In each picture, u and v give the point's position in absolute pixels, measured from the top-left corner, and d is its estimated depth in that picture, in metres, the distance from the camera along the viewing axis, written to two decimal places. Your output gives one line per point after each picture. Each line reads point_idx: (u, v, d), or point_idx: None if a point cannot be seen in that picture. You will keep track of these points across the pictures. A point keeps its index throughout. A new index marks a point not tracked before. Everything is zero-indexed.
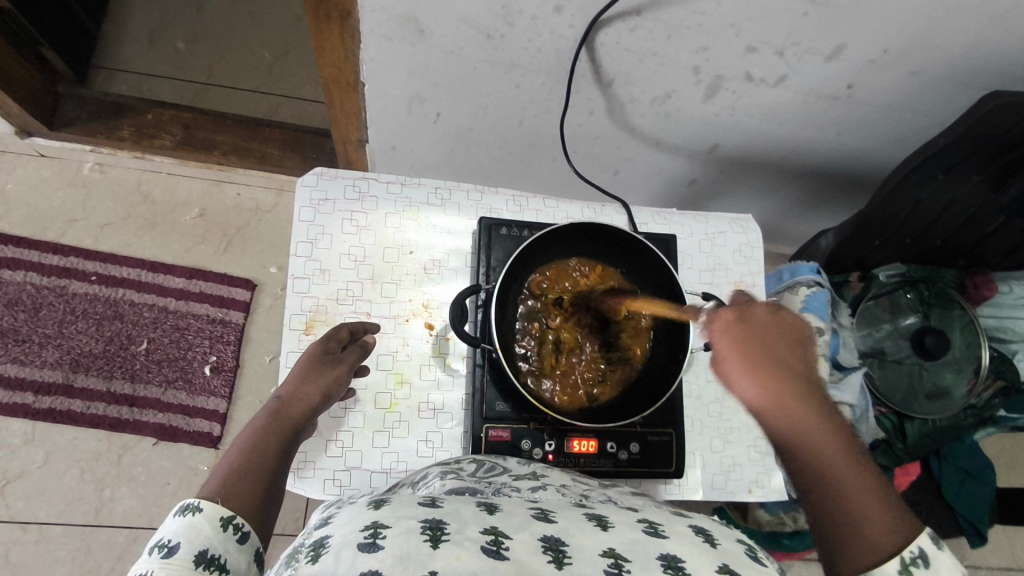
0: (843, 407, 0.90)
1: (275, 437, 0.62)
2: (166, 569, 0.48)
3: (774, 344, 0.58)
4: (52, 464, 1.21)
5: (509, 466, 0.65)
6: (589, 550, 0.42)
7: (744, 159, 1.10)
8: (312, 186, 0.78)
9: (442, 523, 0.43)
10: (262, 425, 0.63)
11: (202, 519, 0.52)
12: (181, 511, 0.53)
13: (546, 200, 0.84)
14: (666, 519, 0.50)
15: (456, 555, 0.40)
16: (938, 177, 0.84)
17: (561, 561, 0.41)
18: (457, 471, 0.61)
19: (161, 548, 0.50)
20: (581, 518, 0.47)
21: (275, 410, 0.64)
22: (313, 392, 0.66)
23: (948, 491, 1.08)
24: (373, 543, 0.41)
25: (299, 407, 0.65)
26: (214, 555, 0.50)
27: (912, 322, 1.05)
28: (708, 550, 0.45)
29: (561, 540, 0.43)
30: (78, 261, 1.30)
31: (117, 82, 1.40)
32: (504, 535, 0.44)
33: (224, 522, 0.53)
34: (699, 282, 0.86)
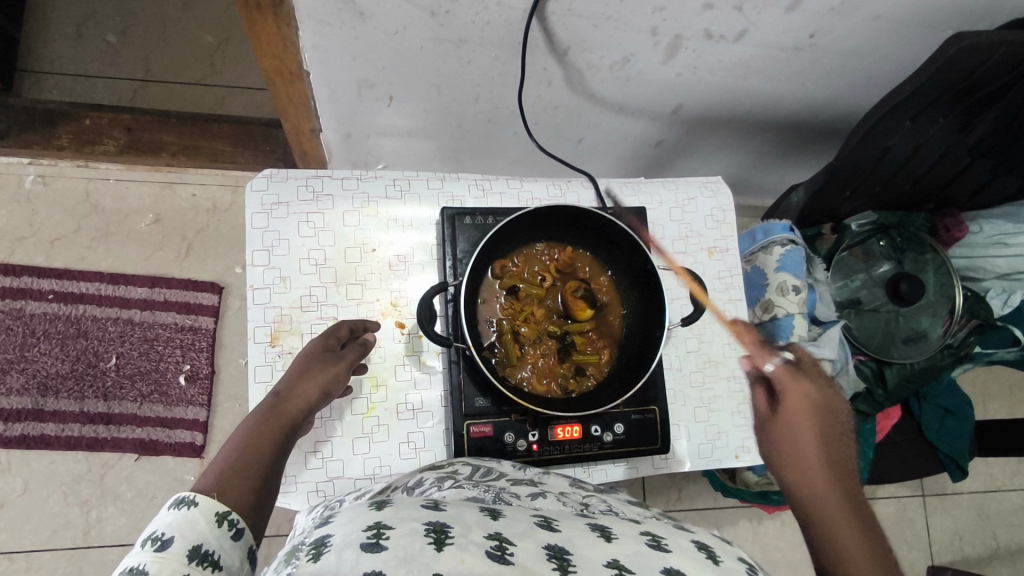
0: (825, 362, 0.88)
1: (271, 430, 0.59)
2: (157, 566, 0.46)
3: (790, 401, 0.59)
4: (32, 491, 1.18)
5: (503, 470, 0.66)
6: (595, 560, 0.44)
7: (709, 117, 1.07)
8: (262, 191, 0.74)
9: (446, 527, 0.45)
10: (259, 418, 0.60)
11: (197, 514, 0.50)
12: (175, 504, 0.51)
13: (509, 181, 0.81)
14: (667, 533, 0.53)
15: (460, 558, 0.41)
16: (904, 125, 0.83)
17: (565, 568, 0.43)
18: (453, 475, 0.61)
19: (154, 541, 0.47)
20: (587, 531, 0.50)
21: (273, 406, 0.61)
22: (312, 388, 0.63)
23: (930, 430, 1.10)
24: (377, 543, 0.42)
25: (299, 404, 0.62)
26: (208, 552, 0.48)
27: (887, 270, 1.05)
28: (709, 565, 0.48)
29: (564, 549, 0.45)
30: (31, 281, 1.24)
31: (47, 86, 1.32)
32: (507, 541, 0.45)
33: (219, 518, 0.50)
34: (672, 252, 0.85)
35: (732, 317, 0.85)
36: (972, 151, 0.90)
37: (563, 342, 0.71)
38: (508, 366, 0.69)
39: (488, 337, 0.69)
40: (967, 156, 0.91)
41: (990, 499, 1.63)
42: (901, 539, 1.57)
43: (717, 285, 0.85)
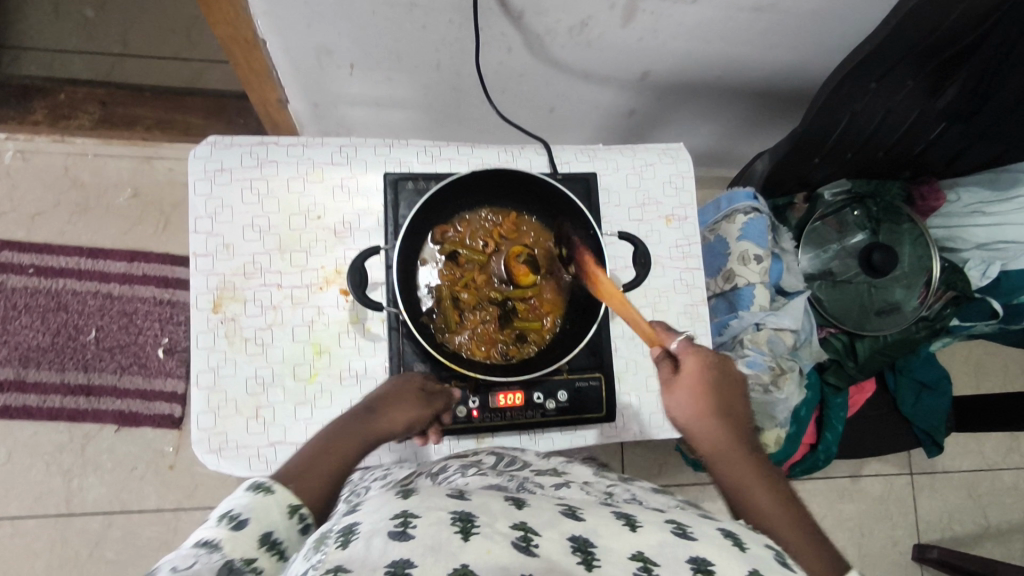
0: (785, 332, 0.87)
1: (358, 438, 0.61)
2: (231, 544, 0.46)
3: (715, 383, 0.62)
4: (16, 460, 1.21)
5: (527, 458, 0.67)
6: (618, 553, 0.41)
7: (679, 84, 1.04)
8: (205, 158, 0.73)
9: (472, 514, 0.41)
10: (348, 425, 0.62)
11: (272, 502, 0.51)
12: (251, 487, 0.52)
13: (459, 147, 0.80)
14: (692, 520, 0.48)
15: (487, 548, 0.38)
16: (870, 87, 0.80)
17: (591, 563, 0.40)
18: (476, 464, 0.61)
19: (231, 519, 0.48)
20: (611, 518, 0.45)
21: (360, 427, 0.62)
22: (399, 421, 0.63)
23: (904, 405, 1.08)
24: (403, 531, 0.38)
25: (389, 424, 0.63)
26: (277, 540, 0.49)
27: (860, 240, 1.03)
28: (736, 552, 0.43)
29: (590, 541, 0.41)
30: (12, 255, 1.26)
31: (25, 62, 1.33)
32: (533, 531, 0.41)
33: (292, 510, 0.51)
34: (628, 219, 0.83)
35: (689, 286, 0.83)
36: (946, 115, 0.86)
37: (505, 309, 0.70)
38: (447, 332, 0.69)
39: (428, 302, 0.69)
40: (939, 121, 0.88)
41: (981, 477, 1.60)
42: (887, 517, 1.55)
43: (674, 254, 0.83)
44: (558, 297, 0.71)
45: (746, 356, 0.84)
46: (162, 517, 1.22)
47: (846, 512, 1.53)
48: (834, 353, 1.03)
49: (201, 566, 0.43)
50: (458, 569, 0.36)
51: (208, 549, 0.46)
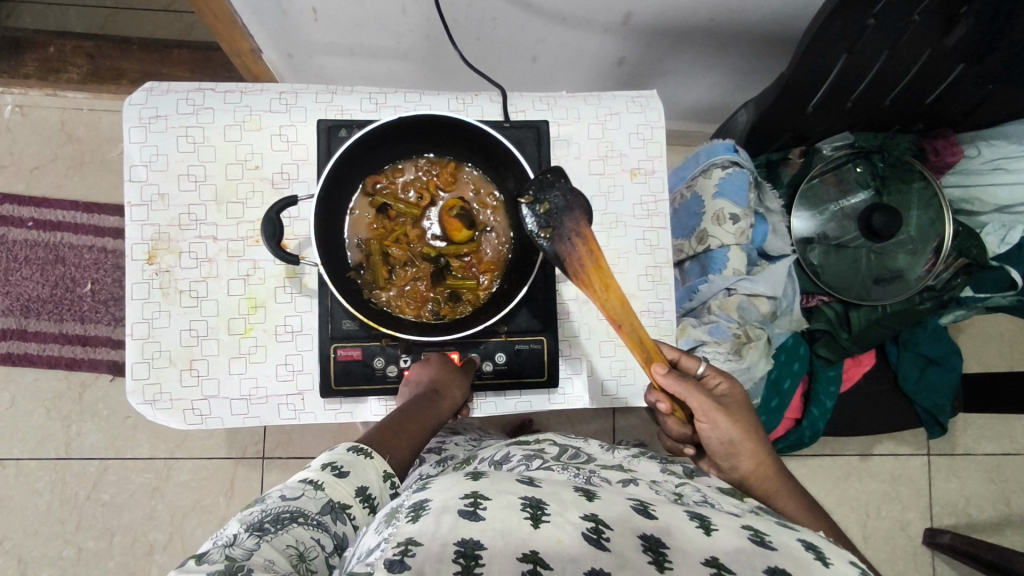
0: (760, 298, 0.81)
1: (428, 415, 0.60)
2: (333, 492, 0.49)
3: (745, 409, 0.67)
4: (19, 405, 1.26)
5: (590, 453, 0.68)
6: (691, 556, 0.41)
7: (667, 28, 0.96)
8: (141, 104, 0.72)
9: (542, 502, 0.43)
10: (416, 402, 0.61)
11: (369, 465, 0.53)
12: (353, 446, 0.54)
13: (406, 95, 0.75)
14: (772, 529, 0.47)
15: (556, 536, 0.40)
16: (867, 23, 0.71)
17: (662, 564, 0.40)
18: (541, 454, 0.64)
19: (334, 468, 0.51)
20: (686, 519, 0.46)
21: (429, 399, 0.61)
22: (458, 395, 0.64)
23: (907, 381, 1.00)
24: (474, 513, 0.41)
25: (452, 403, 0.63)
26: (371, 496, 0.51)
27: (861, 200, 0.93)
28: (817, 567, 0.42)
29: (662, 542, 0.42)
30: (12, 208, 1.29)
31: (22, 16, 1.34)
32: (604, 523, 0.43)
33: (386, 476, 0.54)
34: (589, 173, 0.77)
35: (653, 246, 0.77)
36: (958, 56, 0.76)
37: (438, 266, 0.67)
38: (374, 288, 0.66)
39: (356, 257, 0.66)
40: (954, 63, 0.77)
41: (1009, 462, 1.49)
42: (899, 498, 1.47)
43: (638, 211, 0.77)
44: (498, 255, 0.67)
45: (711, 322, 0.79)
46: (154, 465, 1.27)
47: (854, 492, 1.46)
48: (827, 324, 0.95)
49: (306, 502, 0.48)
50: (527, 554, 0.39)
51: (312, 488, 0.49)
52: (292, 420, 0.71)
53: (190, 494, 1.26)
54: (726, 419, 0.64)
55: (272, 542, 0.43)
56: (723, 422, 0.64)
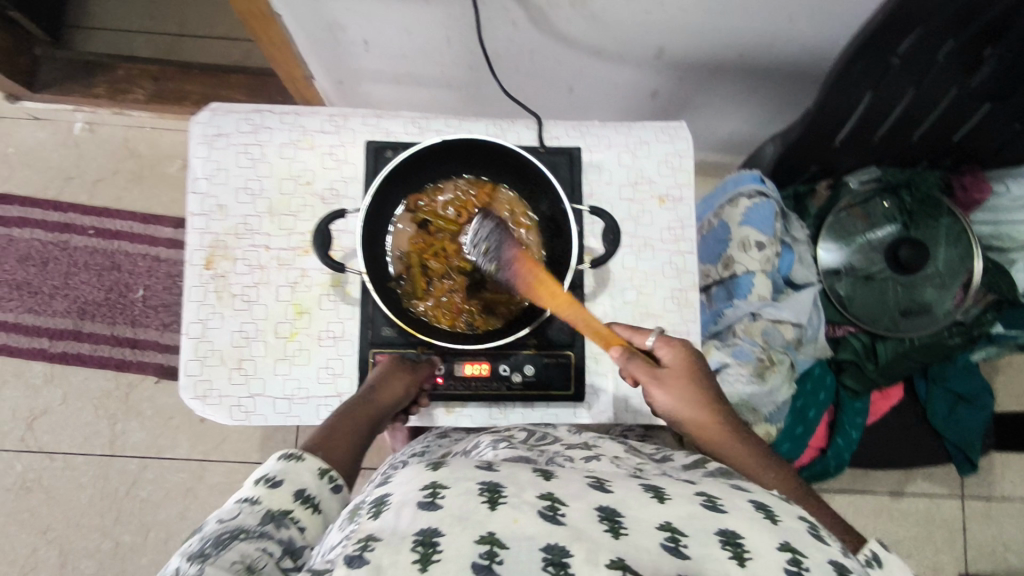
0: (785, 326, 0.83)
1: (365, 413, 0.65)
2: (268, 500, 0.53)
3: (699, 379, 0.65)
4: (70, 402, 1.33)
5: (559, 434, 0.69)
6: (647, 523, 0.42)
7: (699, 63, 0.99)
8: (205, 123, 0.78)
9: (500, 486, 0.44)
10: (353, 404, 0.65)
11: (302, 468, 0.57)
12: (285, 455, 0.58)
13: (449, 120, 0.80)
14: (724, 492, 0.48)
15: (514, 517, 0.40)
16: (891, 62, 0.74)
17: (618, 532, 0.41)
18: (509, 439, 0.66)
19: (267, 481, 0.54)
20: (640, 490, 0.46)
21: (366, 397, 0.66)
22: (399, 389, 0.67)
23: (935, 417, 0.99)
24: (433, 502, 0.41)
25: (390, 396, 0.66)
26: (310, 495, 0.55)
27: (889, 233, 0.94)
28: (768, 526, 0.44)
29: (618, 512, 0.43)
30: (76, 217, 1.38)
31: (95, 43, 1.41)
32: (560, 500, 0.43)
33: (321, 473, 0.57)
34: (618, 199, 0.81)
35: (679, 270, 0.80)
36: (984, 95, 0.78)
37: (473, 279, 0.70)
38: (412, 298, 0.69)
39: (397, 268, 0.70)
40: (978, 102, 0.80)
41: None
42: (930, 540, 1.43)
43: (665, 236, 0.80)
44: (531, 272, 0.70)
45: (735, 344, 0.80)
46: (191, 466, 1.32)
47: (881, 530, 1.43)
48: (853, 356, 0.95)
49: (243, 517, 0.51)
50: (486, 536, 0.39)
51: (249, 503, 0.52)
52: (330, 420, 0.75)
53: (223, 495, 1.31)
54: (670, 395, 0.63)
55: (219, 562, 0.45)
56: (667, 399, 0.63)
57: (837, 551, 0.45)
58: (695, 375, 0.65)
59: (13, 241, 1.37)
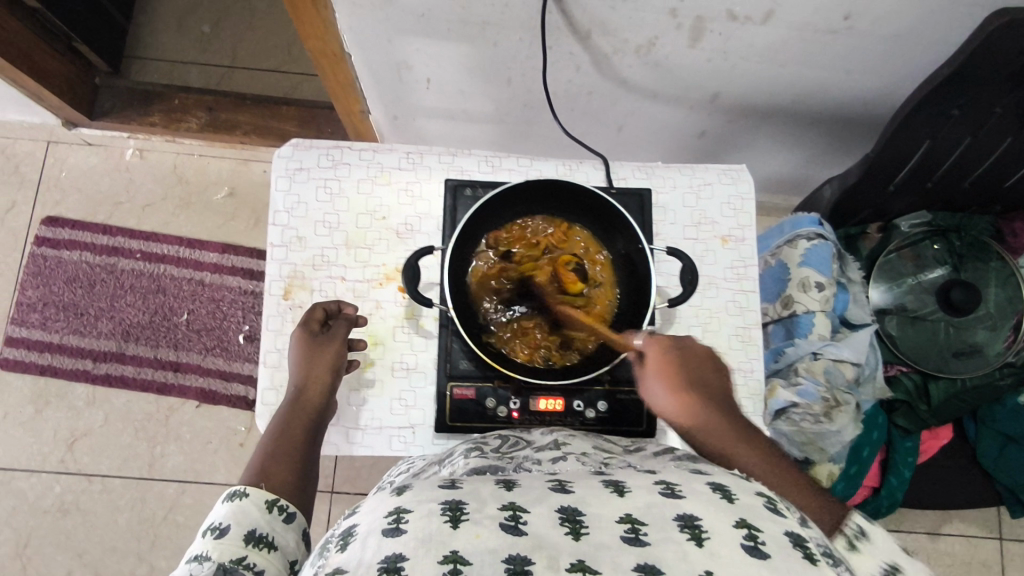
0: (845, 365, 0.84)
1: (300, 419, 0.69)
2: (219, 549, 0.53)
3: (691, 361, 0.64)
4: (111, 424, 1.34)
5: (531, 436, 0.67)
6: (606, 518, 0.41)
7: (750, 106, 1.03)
8: (287, 157, 0.80)
9: (462, 503, 0.43)
10: (286, 414, 0.69)
11: (249, 504, 0.59)
12: (228, 498, 0.59)
13: (520, 159, 0.82)
14: (683, 479, 0.47)
15: (475, 533, 0.40)
16: (952, 114, 0.77)
17: (578, 532, 0.40)
18: (480, 448, 0.64)
19: (214, 530, 0.55)
20: (600, 486, 0.45)
21: (295, 398, 0.70)
22: (323, 375, 0.71)
23: (983, 457, 1.00)
24: (398, 528, 0.41)
25: (317, 390, 0.71)
26: (262, 535, 0.56)
27: (939, 275, 0.97)
28: (726, 507, 0.42)
29: (578, 510, 0.42)
30: (124, 240, 1.41)
31: (150, 71, 1.46)
32: (522, 509, 0.42)
33: (269, 505, 0.60)
34: (683, 238, 0.83)
35: (743, 308, 0.82)
36: None
37: (554, 317, 0.72)
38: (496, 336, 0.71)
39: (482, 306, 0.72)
40: None
41: None
42: None
43: (729, 274, 0.82)
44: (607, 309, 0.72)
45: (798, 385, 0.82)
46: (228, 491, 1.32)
47: None
48: (906, 396, 0.97)
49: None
50: (448, 557, 0.38)
51: (200, 561, 0.52)
52: (402, 452, 0.76)
53: None
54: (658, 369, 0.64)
55: None
56: (656, 383, 0.64)
57: (798, 526, 0.43)
58: (688, 357, 0.65)
59: (61, 263, 1.39)
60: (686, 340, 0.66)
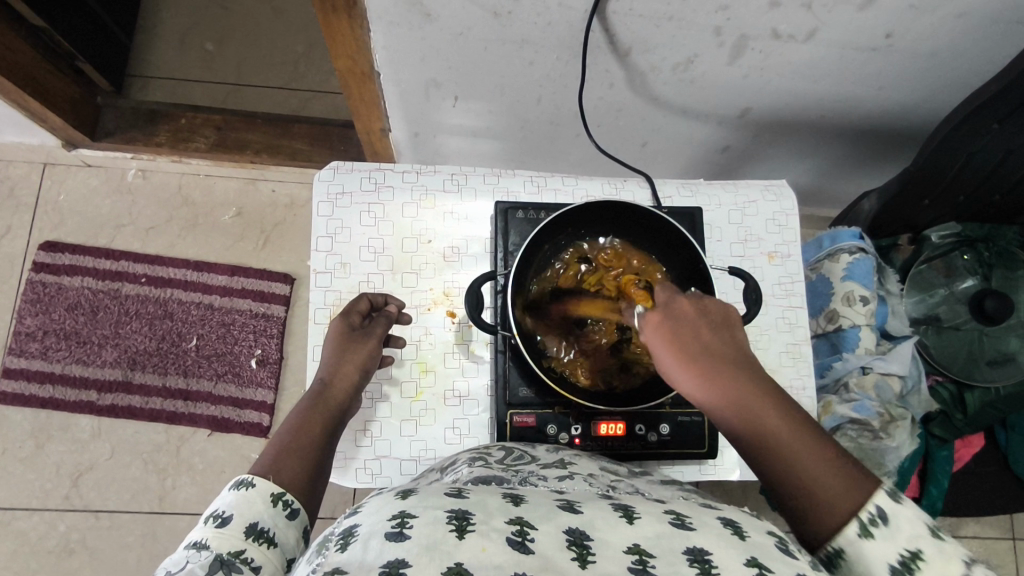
0: (893, 378, 0.88)
1: (323, 412, 0.64)
2: (217, 541, 0.49)
3: (704, 324, 0.57)
4: (118, 457, 1.28)
5: (537, 453, 0.64)
6: (615, 547, 0.40)
7: (779, 122, 1.03)
8: (328, 181, 0.78)
9: (468, 512, 0.41)
10: (309, 405, 0.64)
11: (254, 495, 0.54)
12: (235, 486, 0.55)
13: (564, 179, 0.82)
14: (694, 510, 0.46)
15: (481, 546, 0.38)
16: (991, 128, 0.77)
17: (585, 558, 0.38)
18: (485, 458, 0.60)
19: (215, 518, 0.51)
20: (607, 510, 0.44)
21: (319, 392, 0.65)
22: (352, 370, 0.67)
23: (1016, 463, 1.03)
24: (400, 533, 0.39)
25: (346, 385, 0.66)
26: (263, 529, 0.52)
27: (970, 285, 0.99)
28: (738, 543, 0.41)
29: (586, 534, 0.41)
30: (128, 264, 1.36)
31: (154, 90, 1.42)
32: (530, 526, 0.41)
33: (275, 498, 0.54)
34: (730, 255, 0.82)
35: (792, 324, 0.81)
36: None
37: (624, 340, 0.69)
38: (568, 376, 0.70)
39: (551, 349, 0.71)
40: None
41: None
42: None
43: (777, 290, 0.82)
44: None
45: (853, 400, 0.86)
46: None
47: None
48: (941, 405, 1.00)
49: (191, 568, 0.47)
50: (453, 568, 0.36)
51: (197, 549, 0.49)
52: None
53: None
54: (665, 343, 0.57)
55: None
56: (664, 358, 0.57)
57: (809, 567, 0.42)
58: (696, 323, 0.57)
59: (62, 290, 1.34)
60: (693, 304, 0.58)
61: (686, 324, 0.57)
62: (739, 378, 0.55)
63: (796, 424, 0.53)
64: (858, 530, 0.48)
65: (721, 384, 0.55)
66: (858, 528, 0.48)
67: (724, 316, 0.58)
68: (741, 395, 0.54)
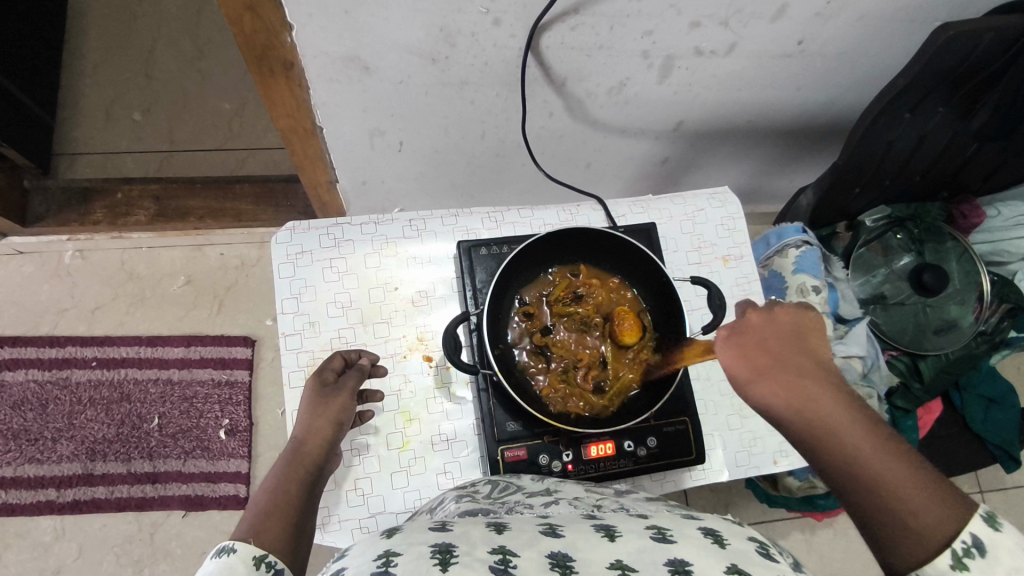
0: (855, 360, 0.95)
1: (300, 470, 0.61)
2: None
3: (784, 347, 0.56)
4: (87, 555, 1.21)
5: (523, 483, 0.64)
6: (596, 563, 0.40)
7: (711, 130, 1.08)
8: (286, 242, 0.77)
9: (452, 546, 0.41)
10: (284, 464, 0.62)
11: (236, 561, 0.49)
12: (216, 554, 0.50)
13: (520, 211, 0.84)
14: (675, 523, 0.47)
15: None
16: (904, 117, 0.83)
17: None
18: (472, 493, 0.61)
19: None
20: (590, 531, 0.44)
21: (293, 450, 0.63)
22: (325, 423, 0.65)
23: (975, 422, 1.10)
24: (386, 571, 0.38)
25: (318, 440, 0.64)
26: None
27: (907, 262, 1.09)
28: (716, 551, 0.42)
29: (569, 555, 0.40)
30: (75, 350, 1.29)
31: (82, 166, 1.38)
32: (512, 552, 0.41)
33: (257, 561, 0.50)
34: (687, 264, 0.86)
35: None
36: (977, 136, 0.90)
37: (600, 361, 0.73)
38: (542, 399, 0.71)
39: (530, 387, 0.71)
40: (973, 142, 0.91)
41: None
42: None
43: (736, 291, 0.85)
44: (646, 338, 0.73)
45: None
46: None
47: None
48: (900, 377, 1.08)
49: None
50: None
51: None
52: None
53: None
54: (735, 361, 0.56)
55: None
56: (741, 377, 0.55)
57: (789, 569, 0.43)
58: (778, 344, 0.56)
59: (5, 386, 1.27)
60: (780, 326, 0.57)
61: (767, 344, 0.56)
62: (819, 402, 0.51)
63: (885, 446, 0.49)
64: (948, 560, 0.43)
65: (798, 406, 0.52)
66: (950, 558, 0.43)
67: (810, 341, 0.56)
68: (824, 418, 0.51)
